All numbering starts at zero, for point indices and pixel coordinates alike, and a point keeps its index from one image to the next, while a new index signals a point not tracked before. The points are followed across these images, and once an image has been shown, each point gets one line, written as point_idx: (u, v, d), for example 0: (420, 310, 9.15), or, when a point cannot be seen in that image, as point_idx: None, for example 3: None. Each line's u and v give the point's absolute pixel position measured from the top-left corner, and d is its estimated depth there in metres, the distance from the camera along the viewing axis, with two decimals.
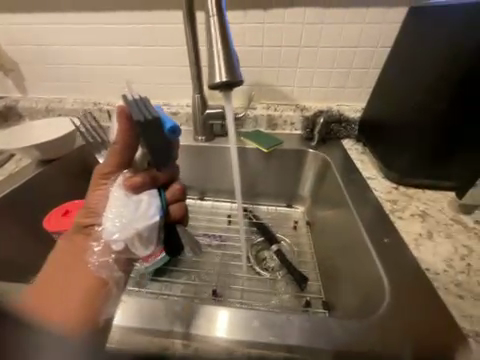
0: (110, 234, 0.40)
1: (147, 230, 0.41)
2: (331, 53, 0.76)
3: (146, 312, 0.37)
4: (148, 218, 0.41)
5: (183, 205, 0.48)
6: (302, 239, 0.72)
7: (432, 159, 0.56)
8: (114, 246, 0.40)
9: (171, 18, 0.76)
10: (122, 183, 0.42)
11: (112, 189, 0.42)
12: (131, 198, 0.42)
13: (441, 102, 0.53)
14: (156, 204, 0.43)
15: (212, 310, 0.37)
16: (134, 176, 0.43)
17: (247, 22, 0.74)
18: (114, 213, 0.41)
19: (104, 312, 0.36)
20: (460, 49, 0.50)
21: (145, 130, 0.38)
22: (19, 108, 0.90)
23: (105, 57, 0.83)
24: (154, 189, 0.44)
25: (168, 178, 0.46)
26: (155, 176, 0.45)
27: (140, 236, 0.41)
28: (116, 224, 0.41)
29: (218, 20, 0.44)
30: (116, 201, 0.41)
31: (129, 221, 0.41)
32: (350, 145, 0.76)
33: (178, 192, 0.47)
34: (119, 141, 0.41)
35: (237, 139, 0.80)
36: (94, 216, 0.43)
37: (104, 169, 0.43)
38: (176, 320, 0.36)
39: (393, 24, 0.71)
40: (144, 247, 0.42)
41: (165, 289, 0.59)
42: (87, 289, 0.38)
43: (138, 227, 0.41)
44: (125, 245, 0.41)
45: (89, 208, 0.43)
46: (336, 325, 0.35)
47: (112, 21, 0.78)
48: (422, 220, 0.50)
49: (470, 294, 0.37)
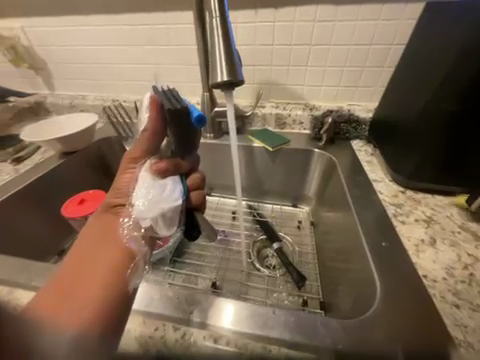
0: (138, 212, 0.42)
1: (171, 211, 0.43)
2: (344, 51, 0.74)
3: (146, 297, 0.40)
4: (172, 201, 0.43)
5: (202, 193, 0.51)
6: (306, 239, 0.72)
7: (443, 163, 0.53)
8: (143, 223, 0.42)
9: (184, 18, 0.78)
10: (149, 168, 0.45)
11: (140, 172, 0.46)
12: (157, 181, 0.44)
13: (451, 103, 0.50)
14: (179, 188, 0.45)
15: (222, 299, 0.39)
16: (160, 161, 0.46)
17: (257, 22, 0.74)
18: (143, 193, 0.43)
19: (132, 283, 0.38)
20: (475, 45, 0.47)
21: (175, 117, 0.43)
22: (47, 104, 0.99)
23: (122, 56, 0.88)
24: (177, 176, 0.47)
25: (189, 167, 0.49)
26: (179, 164, 0.47)
27: (164, 216, 0.43)
28: (144, 204, 0.42)
29: (220, 21, 0.47)
30: (144, 183, 0.44)
31: (156, 202, 0.42)
32: (360, 146, 0.75)
33: (199, 180, 0.51)
34: (149, 129, 0.45)
35: (244, 137, 0.82)
36: (124, 197, 0.46)
37: (135, 154, 0.47)
38: (173, 305, 0.39)
39: (410, 20, 0.68)
40: (168, 228, 0.44)
41: (168, 277, 0.62)
42: (114, 263, 0.39)
43: (164, 207, 0.42)
44: (151, 223, 0.43)
45: (117, 190, 0.47)
46: (321, 323, 0.35)
47: (129, 22, 0.82)
48: (426, 226, 0.49)
49: (468, 305, 0.36)
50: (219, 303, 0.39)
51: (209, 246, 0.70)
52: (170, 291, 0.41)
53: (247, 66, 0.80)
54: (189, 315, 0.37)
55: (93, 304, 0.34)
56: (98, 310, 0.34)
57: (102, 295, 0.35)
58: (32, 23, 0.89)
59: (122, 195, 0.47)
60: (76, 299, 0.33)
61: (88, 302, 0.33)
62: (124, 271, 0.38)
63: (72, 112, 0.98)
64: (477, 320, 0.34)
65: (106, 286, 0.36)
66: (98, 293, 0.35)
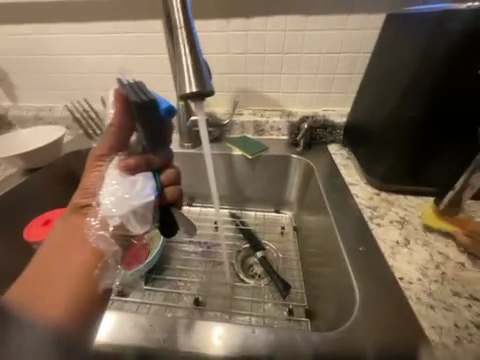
0: (106, 210, 0.41)
1: (142, 207, 0.41)
2: (315, 59, 0.76)
3: (123, 327, 0.37)
4: (143, 197, 0.41)
5: (178, 188, 0.48)
6: (289, 245, 0.71)
7: (411, 166, 0.55)
8: (111, 222, 0.40)
9: (155, 26, 0.77)
10: (117, 164, 0.43)
11: (108, 170, 0.43)
12: (126, 178, 0.42)
13: (415, 111, 0.53)
14: (152, 184, 0.43)
15: (210, 323, 0.38)
16: (129, 157, 0.44)
17: (229, 31, 0.75)
18: (112, 190, 0.41)
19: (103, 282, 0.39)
20: (430, 56, 0.49)
21: (141, 108, 0.41)
22: (9, 116, 0.91)
23: (91, 65, 0.84)
24: (149, 172, 0.45)
25: (162, 163, 0.47)
26: (151, 160, 0.45)
27: (135, 213, 0.41)
28: (112, 201, 0.41)
29: (186, 32, 0.47)
30: (112, 180, 0.42)
31: (125, 199, 0.41)
32: (336, 150, 0.76)
33: (173, 174, 0.48)
34: (116, 125, 0.43)
35: (223, 145, 0.81)
36: (90, 196, 0.43)
37: (101, 150, 0.45)
38: (149, 336, 0.36)
39: (373, 31, 0.72)
40: (140, 226, 0.42)
41: (147, 297, 0.58)
42: (84, 264, 0.39)
43: (133, 203, 0.40)
44: (121, 222, 0.41)
45: (84, 189, 0.44)
46: (300, 338, 0.36)
47: (97, 31, 0.79)
48: (400, 227, 0.50)
49: (442, 304, 0.37)
50: (210, 326, 0.37)
51: (190, 260, 0.67)
52: (144, 317, 0.38)
53: (222, 74, 0.80)
54: (171, 341, 0.36)
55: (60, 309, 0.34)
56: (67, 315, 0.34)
57: (71, 299, 0.36)
58: None
59: (89, 194, 0.43)
60: (43, 306, 0.34)
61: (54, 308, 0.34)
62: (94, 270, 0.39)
63: (38, 125, 0.91)
64: (450, 320, 0.35)
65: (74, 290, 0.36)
66: (67, 298, 0.35)
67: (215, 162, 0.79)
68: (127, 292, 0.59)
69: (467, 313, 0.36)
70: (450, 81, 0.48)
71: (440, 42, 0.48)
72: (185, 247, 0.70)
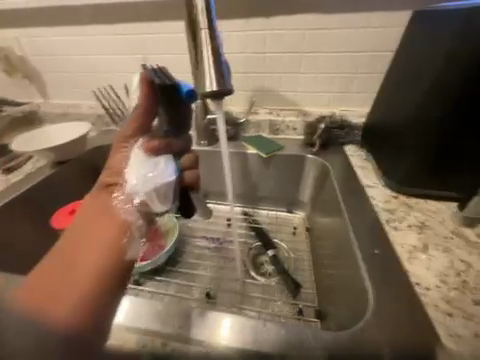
0: (131, 187, 0.43)
1: (164, 187, 0.44)
2: (334, 58, 0.75)
3: (138, 312, 0.41)
4: (165, 177, 0.44)
5: (196, 172, 0.51)
6: (301, 245, 0.71)
7: (433, 168, 0.53)
8: (136, 198, 0.43)
9: (177, 27, 0.80)
10: (142, 146, 0.44)
11: (132, 150, 0.45)
12: (151, 159, 0.44)
13: (439, 109, 0.50)
14: (173, 166, 0.46)
15: (217, 314, 0.41)
16: (152, 139, 0.45)
17: (249, 30, 0.75)
18: (137, 169, 0.43)
19: (129, 253, 0.39)
20: (458, 51, 0.47)
21: (170, 96, 0.43)
22: (41, 112, 0.98)
23: (115, 65, 0.88)
24: (170, 155, 0.46)
25: (181, 148, 0.48)
26: (171, 144, 0.46)
27: (158, 192, 0.44)
28: (137, 179, 0.43)
29: (208, 32, 0.48)
30: (138, 160, 0.44)
31: (150, 177, 0.43)
32: (353, 151, 0.74)
33: (192, 160, 0.50)
34: (140, 109, 0.42)
35: (238, 144, 0.82)
36: (117, 176, 0.45)
37: (125, 132, 0.45)
38: (165, 321, 0.40)
39: (397, 28, 0.70)
40: (162, 204, 0.45)
41: (161, 287, 0.61)
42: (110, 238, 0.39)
43: (157, 183, 0.43)
44: (145, 198, 0.43)
45: (111, 169, 0.46)
46: (311, 336, 0.37)
47: (123, 32, 0.83)
48: (419, 231, 0.49)
49: (462, 314, 0.36)
50: (217, 318, 0.40)
51: (203, 254, 0.69)
52: (158, 305, 0.42)
53: (239, 73, 0.81)
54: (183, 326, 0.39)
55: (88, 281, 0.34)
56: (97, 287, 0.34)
57: (98, 273, 0.35)
58: (27, 34, 0.90)
59: (118, 174, 0.45)
60: (72, 279, 0.33)
61: (82, 279, 0.34)
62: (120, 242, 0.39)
63: (65, 120, 0.97)
64: (471, 330, 0.34)
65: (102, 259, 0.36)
66: (97, 271, 0.35)
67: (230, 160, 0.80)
68: (142, 282, 0.62)
69: None
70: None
71: (471, 37, 0.46)
72: (198, 242, 0.72)
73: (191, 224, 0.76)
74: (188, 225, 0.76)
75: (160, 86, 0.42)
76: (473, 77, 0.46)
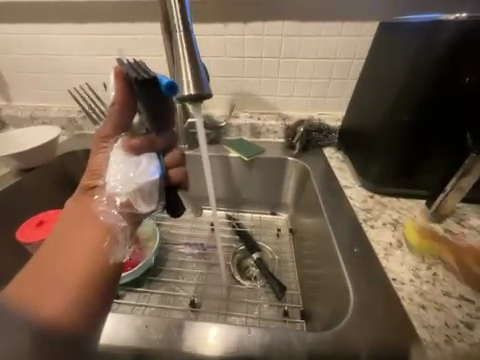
0: (112, 189, 0.41)
1: (147, 185, 0.42)
2: (311, 64, 0.78)
3: (122, 329, 0.39)
4: (147, 176, 0.42)
5: (183, 170, 0.47)
6: (285, 247, 0.71)
7: (403, 170, 0.57)
8: (117, 200, 0.41)
9: (154, 29, 0.78)
10: (121, 145, 0.43)
11: (112, 151, 0.43)
12: (130, 158, 0.42)
13: (406, 115, 0.54)
14: (155, 164, 0.44)
15: (202, 324, 0.39)
16: (133, 138, 0.43)
17: (227, 34, 0.76)
18: (117, 170, 0.42)
19: (113, 258, 0.38)
20: (418, 63, 0.51)
21: (148, 91, 0.39)
22: (3, 116, 0.90)
23: (88, 66, 0.84)
24: (153, 152, 0.44)
25: (165, 145, 0.45)
26: (154, 142, 0.45)
27: (141, 192, 0.42)
28: (118, 180, 0.41)
29: (184, 35, 0.47)
30: (117, 160, 0.42)
31: (131, 177, 0.41)
32: (331, 153, 0.77)
33: (178, 157, 0.47)
34: (116, 102, 0.41)
35: (220, 147, 0.81)
36: (97, 178, 0.43)
37: (105, 132, 0.43)
38: (149, 336, 0.38)
39: (366, 38, 0.74)
40: (147, 204, 0.43)
41: (142, 299, 0.58)
42: (95, 243, 0.38)
43: (139, 182, 0.41)
44: (127, 200, 0.42)
45: (92, 171, 0.43)
46: (296, 340, 0.37)
47: (95, 32, 0.79)
48: (393, 229, 0.52)
49: (433, 305, 0.39)
50: (203, 326, 0.39)
51: (186, 262, 0.67)
52: (142, 320, 0.40)
53: (219, 77, 0.80)
54: (167, 337, 0.38)
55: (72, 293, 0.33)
56: (81, 300, 0.33)
57: (83, 279, 0.34)
58: None
59: (99, 176, 0.43)
60: (54, 291, 0.32)
61: (65, 292, 0.33)
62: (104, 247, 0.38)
63: (32, 124, 0.90)
64: (441, 320, 0.37)
65: (86, 271, 0.35)
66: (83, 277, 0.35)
67: (212, 164, 0.79)
68: (121, 295, 0.58)
69: (457, 313, 0.37)
70: (439, 88, 0.50)
71: (430, 52, 0.49)
72: (180, 249, 0.69)
73: (174, 231, 0.74)
74: (170, 232, 0.74)
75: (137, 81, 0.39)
76: (432, 86, 0.51)
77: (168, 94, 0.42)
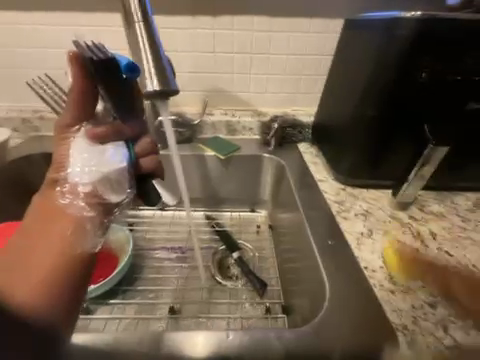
0: (75, 179, 0.40)
1: (115, 173, 0.41)
2: (282, 60, 0.78)
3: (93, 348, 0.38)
4: (114, 164, 0.41)
5: (156, 159, 0.44)
6: (265, 243, 0.71)
7: (371, 162, 0.60)
8: (81, 189, 0.40)
9: (115, 20, 0.72)
10: (86, 134, 0.41)
11: (75, 139, 0.41)
12: (94, 147, 0.41)
13: (372, 110, 0.56)
14: (124, 152, 0.42)
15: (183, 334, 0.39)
16: (97, 126, 0.41)
17: (195, 28, 0.73)
18: (81, 159, 0.40)
19: (85, 244, 0.37)
20: (385, 59, 0.53)
21: (106, 75, 0.37)
22: None
23: (41, 60, 0.75)
24: (122, 142, 0.42)
25: (135, 133, 0.43)
26: (121, 129, 0.42)
27: (110, 180, 0.41)
28: (82, 169, 0.40)
29: (144, 25, 0.45)
30: (79, 149, 0.40)
31: (95, 167, 0.40)
32: (306, 149, 0.79)
33: (149, 145, 0.44)
34: (76, 89, 0.39)
35: (195, 146, 0.78)
36: (61, 170, 0.41)
37: (67, 121, 0.41)
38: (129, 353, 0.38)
39: (334, 34, 0.76)
40: (117, 194, 0.41)
41: (116, 312, 0.55)
42: (63, 233, 0.36)
43: (105, 170, 0.40)
44: (92, 190, 0.40)
45: (56, 163, 0.41)
46: (276, 340, 0.38)
47: (47, 22, 0.71)
48: (365, 219, 0.54)
49: (401, 288, 0.42)
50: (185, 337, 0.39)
51: (163, 267, 0.64)
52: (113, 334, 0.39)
53: (189, 72, 0.77)
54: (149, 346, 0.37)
55: (36, 288, 0.32)
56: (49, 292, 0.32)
57: (56, 267, 0.34)
58: None
59: (62, 167, 0.40)
60: (16, 289, 0.31)
61: (28, 287, 0.32)
62: (73, 235, 0.37)
63: None
64: (408, 303, 0.40)
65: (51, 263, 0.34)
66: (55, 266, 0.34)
67: (187, 164, 0.77)
68: (92, 310, 0.55)
69: (422, 295, 0.41)
70: (404, 84, 0.53)
71: (393, 48, 0.52)
72: (157, 254, 0.66)
73: (150, 236, 0.70)
74: (146, 237, 0.70)
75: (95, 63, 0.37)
76: (397, 85, 0.53)
77: (131, 76, 0.40)
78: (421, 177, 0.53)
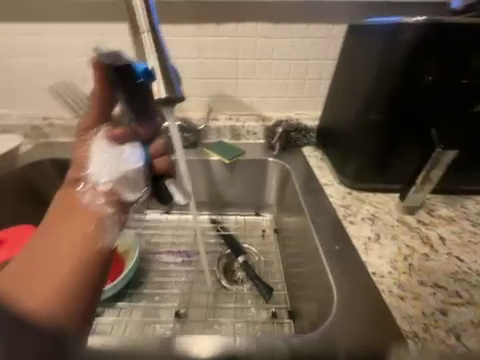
0: (96, 178, 0.42)
1: (132, 173, 0.43)
2: (286, 66, 0.79)
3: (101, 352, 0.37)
4: (130, 163, 0.43)
5: (169, 159, 0.48)
6: (270, 247, 0.71)
7: (376, 166, 0.60)
8: (100, 187, 0.42)
9: (122, 30, 0.74)
10: (105, 134, 0.44)
11: (95, 140, 0.44)
12: (113, 147, 0.43)
13: (375, 114, 0.57)
14: (140, 152, 0.44)
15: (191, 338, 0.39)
16: (116, 127, 0.43)
17: (200, 36, 0.75)
18: (101, 160, 0.43)
19: (104, 239, 0.38)
20: (388, 64, 0.53)
21: (124, 80, 0.39)
22: None
23: (51, 68, 0.77)
24: (137, 142, 0.44)
25: (150, 135, 0.45)
26: (137, 130, 0.44)
27: (127, 179, 0.43)
28: (102, 168, 0.43)
29: (151, 36, 0.46)
30: (100, 150, 0.43)
31: (114, 166, 0.43)
32: (310, 152, 0.78)
33: (162, 146, 0.46)
34: (95, 93, 0.41)
35: (200, 151, 0.79)
36: (83, 169, 0.43)
37: (88, 123, 0.44)
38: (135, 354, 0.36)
39: (337, 39, 0.77)
40: (134, 191, 0.44)
41: (123, 315, 0.55)
42: (83, 229, 0.38)
43: (122, 170, 0.43)
44: (111, 188, 0.43)
45: (77, 163, 0.44)
46: (284, 345, 0.38)
47: (57, 32, 0.74)
48: (371, 223, 0.54)
49: (411, 294, 0.41)
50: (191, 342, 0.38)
51: (169, 271, 0.64)
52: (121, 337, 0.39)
53: (194, 79, 0.79)
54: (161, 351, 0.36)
55: (53, 293, 0.33)
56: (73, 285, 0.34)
57: (78, 262, 0.35)
58: None
59: (84, 166, 0.43)
60: (42, 284, 0.33)
61: (46, 291, 0.33)
62: (92, 232, 0.38)
63: None
64: (419, 309, 0.39)
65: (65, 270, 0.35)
66: (76, 261, 0.35)
67: (193, 168, 0.78)
68: (99, 314, 0.55)
69: (432, 301, 0.40)
70: (408, 88, 0.53)
71: (396, 53, 0.52)
72: (163, 258, 0.66)
73: (155, 241, 0.70)
74: (151, 241, 0.70)
75: (112, 69, 0.38)
76: (400, 89, 0.53)
77: (147, 81, 0.41)
78: (429, 180, 0.53)
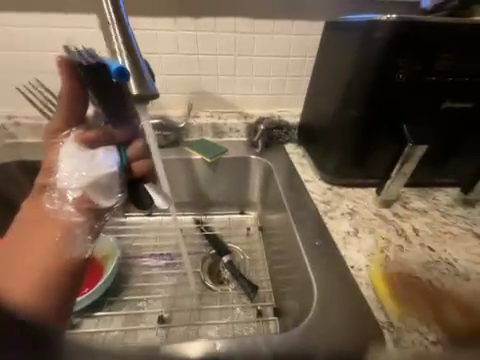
0: (64, 184, 0.41)
1: (105, 178, 0.42)
2: (266, 62, 0.78)
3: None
4: (103, 169, 0.41)
5: (148, 163, 0.45)
6: (255, 245, 0.71)
7: (355, 162, 0.61)
8: (70, 195, 0.41)
9: (92, 22, 0.69)
10: (76, 137, 0.43)
11: (65, 144, 0.43)
12: (84, 151, 0.42)
13: (354, 110, 0.57)
14: (114, 157, 0.42)
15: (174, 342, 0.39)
16: (88, 130, 0.43)
17: (177, 30, 0.72)
18: (71, 165, 0.42)
19: (75, 248, 0.39)
20: (364, 60, 0.54)
21: (94, 78, 0.38)
22: None
23: (14, 63, 0.71)
24: (113, 146, 0.43)
25: (126, 137, 0.44)
26: (112, 133, 0.43)
27: (100, 185, 0.42)
28: (72, 174, 0.41)
29: (120, 28, 0.43)
30: (70, 154, 0.42)
31: (85, 172, 0.41)
32: (293, 149, 0.79)
33: (140, 149, 0.45)
34: (68, 95, 0.41)
35: (181, 150, 0.77)
36: (51, 175, 0.42)
37: (60, 126, 0.43)
38: None
39: (316, 36, 0.77)
40: (107, 198, 0.42)
41: (101, 325, 0.53)
42: (53, 237, 0.39)
43: (94, 176, 0.41)
44: (82, 194, 0.42)
45: (47, 169, 0.43)
46: (266, 348, 0.38)
47: (18, 23, 0.68)
48: (351, 217, 0.55)
49: (386, 286, 0.43)
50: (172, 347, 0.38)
51: (152, 275, 0.62)
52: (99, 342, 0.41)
53: (173, 75, 0.76)
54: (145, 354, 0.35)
55: (33, 289, 0.34)
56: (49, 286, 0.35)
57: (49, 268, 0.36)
58: None
59: (52, 172, 0.42)
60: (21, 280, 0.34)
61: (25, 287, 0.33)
62: (63, 240, 0.39)
63: None
64: (393, 299, 0.41)
65: (34, 278, 0.34)
66: (49, 266, 0.36)
67: (174, 167, 0.75)
68: (76, 325, 0.52)
69: (406, 291, 0.42)
70: (384, 84, 0.54)
71: (372, 49, 0.53)
72: (145, 262, 0.64)
73: (136, 244, 0.68)
74: (132, 245, 0.68)
75: (84, 69, 0.38)
76: (376, 86, 0.54)
77: (120, 81, 0.37)
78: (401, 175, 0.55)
